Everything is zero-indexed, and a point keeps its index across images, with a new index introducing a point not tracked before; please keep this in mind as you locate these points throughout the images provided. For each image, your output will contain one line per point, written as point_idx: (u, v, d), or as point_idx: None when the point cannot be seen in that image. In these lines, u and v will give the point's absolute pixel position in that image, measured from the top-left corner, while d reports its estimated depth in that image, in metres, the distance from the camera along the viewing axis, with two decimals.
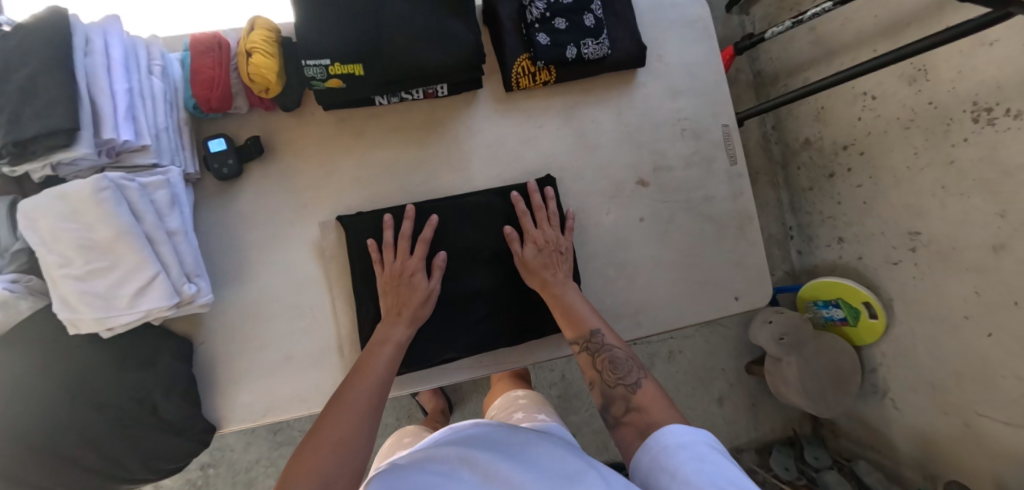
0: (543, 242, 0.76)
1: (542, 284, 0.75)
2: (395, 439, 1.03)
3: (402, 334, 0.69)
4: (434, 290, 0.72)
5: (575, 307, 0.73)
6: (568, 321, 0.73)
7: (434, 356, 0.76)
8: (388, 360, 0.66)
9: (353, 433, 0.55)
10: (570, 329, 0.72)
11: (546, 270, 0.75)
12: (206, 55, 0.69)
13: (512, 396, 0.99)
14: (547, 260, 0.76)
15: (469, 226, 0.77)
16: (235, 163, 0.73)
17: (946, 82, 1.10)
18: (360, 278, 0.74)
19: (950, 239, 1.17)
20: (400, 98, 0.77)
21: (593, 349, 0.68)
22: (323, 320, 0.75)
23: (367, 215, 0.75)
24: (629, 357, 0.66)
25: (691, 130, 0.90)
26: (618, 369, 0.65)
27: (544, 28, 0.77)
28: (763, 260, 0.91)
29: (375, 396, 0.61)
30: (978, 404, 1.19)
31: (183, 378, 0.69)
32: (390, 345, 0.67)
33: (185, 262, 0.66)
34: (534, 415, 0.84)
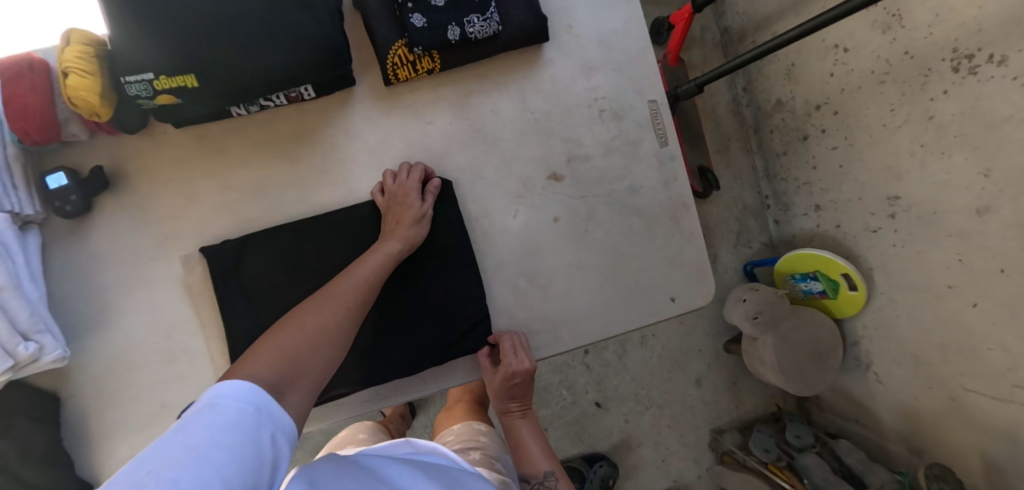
0: (508, 379, 0.72)
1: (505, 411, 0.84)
2: (348, 432, 0.92)
3: (396, 245, 0.65)
4: (428, 213, 0.67)
5: (528, 446, 0.83)
6: (522, 456, 0.81)
7: (324, 394, 0.68)
8: (379, 266, 0.62)
9: (324, 333, 0.53)
10: (523, 463, 0.81)
11: (511, 401, 0.84)
12: (16, 80, 0.60)
13: (472, 426, 0.88)
14: (515, 391, 0.81)
15: (351, 245, 0.69)
16: (80, 199, 0.65)
17: (922, 26, 0.96)
18: (232, 316, 0.66)
19: (930, 203, 1.05)
20: (260, 106, 0.67)
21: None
22: (200, 363, 0.68)
23: (234, 247, 0.67)
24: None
25: (611, 111, 0.79)
26: None
27: (418, 7, 0.67)
28: (702, 252, 0.82)
29: (359, 297, 0.58)
30: (964, 378, 1.08)
31: (45, 440, 0.63)
32: (380, 254, 0.63)
33: (18, 321, 0.59)
34: (493, 463, 0.73)
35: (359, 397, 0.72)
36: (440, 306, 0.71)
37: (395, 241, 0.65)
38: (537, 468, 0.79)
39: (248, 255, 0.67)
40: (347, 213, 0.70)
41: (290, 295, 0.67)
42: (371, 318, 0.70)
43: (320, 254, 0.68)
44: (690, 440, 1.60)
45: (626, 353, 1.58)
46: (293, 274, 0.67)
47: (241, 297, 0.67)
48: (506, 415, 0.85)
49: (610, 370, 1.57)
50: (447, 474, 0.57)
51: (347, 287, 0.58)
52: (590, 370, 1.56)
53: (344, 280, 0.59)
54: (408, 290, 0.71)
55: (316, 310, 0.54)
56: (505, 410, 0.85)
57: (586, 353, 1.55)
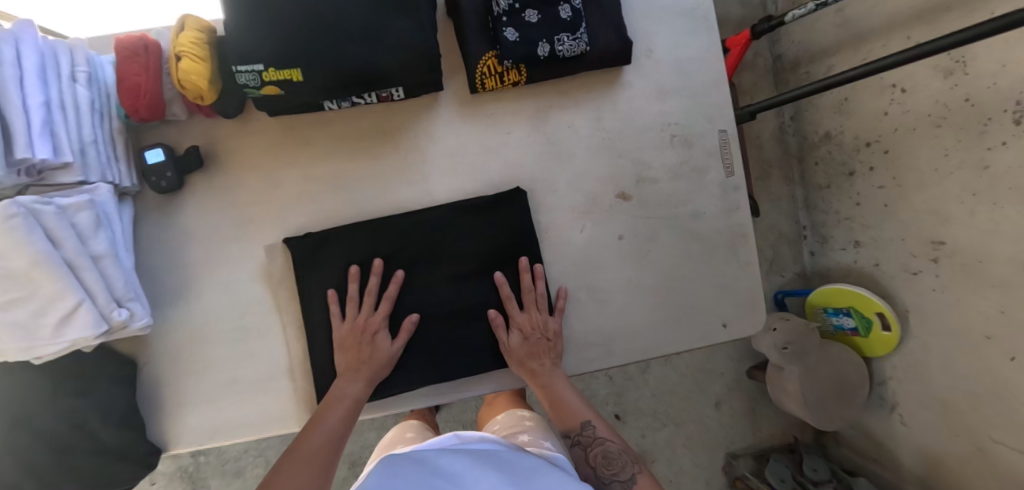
0: (530, 329, 0.72)
1: (528, 373, 0.72)
2: (395, 432, 0.93)
3: (360, 389, 0.67)
4: (396, 354, 0.69)
5: (563, 401, 0.72)
6: (556, 413, 0.73)
7: (392, 387, 0.71)
8: (344, 412, 0.66)
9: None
10: (560, 420, 0.73)
11: (530, 359, 0.71)
12: (133, 60, 0.63)
13: (517, 414, 0.89)
14: (532, 348, 0.72)
15: (425, 246, 0.72)
16: (174, 176, 0.68)
17: (986, 75, 0.95)
18: (309, 301, 0.70)
19: (976, 251, 1.04)
20: (352, 102, 0.70)
21: (584, 445, 0.70)
22: (274, 342, 0.72)
23: (313, 237, 0.70)
24: (621, 452, 0.68)
25: (682, 137, 0.81)
26: (613, 465, 0.67)
27: (512, 22, 0.69)
28: (757, 283, 0.83)
29: (326, 451, 0.63)
30: (993, 429, 1.08)
31: (123, 403, 0.67)
32: (345, 401, 0.66)
33: (114, 288, 0.62)
34: (540, 442, 0.73)
35: (421, 391, 0.75)
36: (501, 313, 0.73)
37: (361, 386, 0.67)
38: (575, 420, 0.72)
39: (328, 245, 0.70)
40: (425, 213, 0.72)
41: (366, 287, 0.71)
42: (441, 320, 0.72)
43: (396, 252, 0.71)
44: (704, 461, 1.60)
45: (649, 369, 1.59)
46: (369, 267, 0.71)
47: (319, 285, 0.70)
48: (529, 378, 0.72)
49: (631, 383, 1.58)
50: (499, 456, 0.61)
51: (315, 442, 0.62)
52: (612, 381, 1.57)
53: (309, 438, 0.63)
54: (475, 292, 0.73)
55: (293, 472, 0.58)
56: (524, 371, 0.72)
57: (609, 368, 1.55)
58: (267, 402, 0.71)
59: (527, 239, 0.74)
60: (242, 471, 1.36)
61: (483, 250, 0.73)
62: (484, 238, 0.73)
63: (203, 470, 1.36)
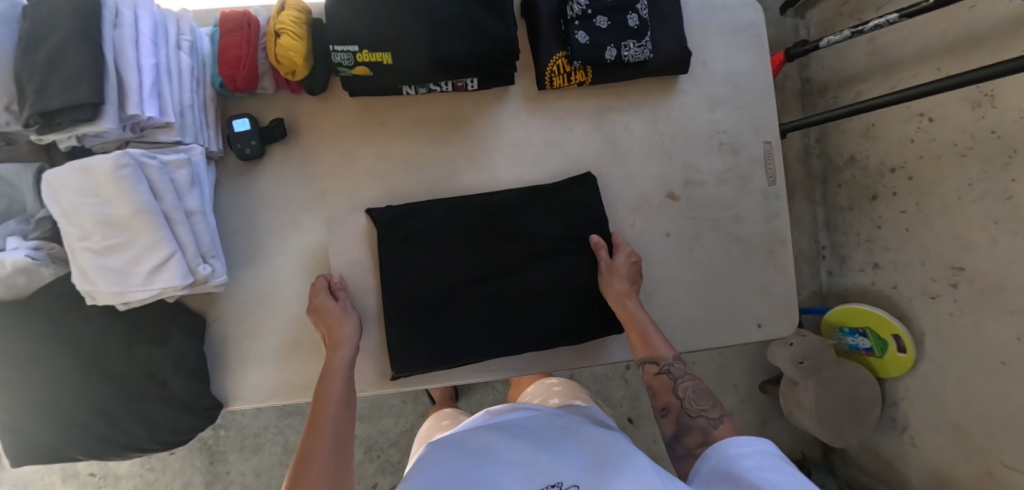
0: (631, 260, 0.76)
1: (618, 298, 0.74)
2: (433, 421, 0.96)
3: (344, 357, 0.68)
4: (346, 306, 0.72)
5: (649, 334, 0.72)
6: (640, 343, 0.71)
7: (464, 356, 0.73)
8: (342, 384, 0.66)
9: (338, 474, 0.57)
10: (643, 350, 0.70)
11: (627, 285, 0.74)
12: (235, 33, 0.68)
13: (544, 383, 0.93)
14: (632, 277, 0.75)
15: (504, 224, 0.76)
16: (258, 144, 0.73)
17: (1015, 109, 0.96)
18: (391, 263, 0.73)
19: (996, 277, 1.04)
20: (429, 89, 0.75)
21: (671, 376, 0.66)
22: (359, 306, 0.76)
23: (398, 209, 0.74)
24: (708, 392, 0.64)
25: (730, 145, 0.85)
26: (700, 400, 0.62)
27: (584, 26, 0.74)
28: (792, 287, 0.87)
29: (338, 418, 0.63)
30: (1004, 454, 1.06)
31: (193, 355, 0.71)
32: (337, 372, 0.67)
33: (201, 244, 0.66)
34: (571, 401, 0.80)
35: (469, 366, 0.78)
36: (566, 294, 0.77)
37: (344, 354, 0.68)
38: (659, 352, 0.69)
39: (410, 217, 0.74)
40: (501, 195, 0.77)
41: (439, 259, 0.74)
42: (513, 296, 0.75)
43: (478, 226, 0.76)
44: None
45: None
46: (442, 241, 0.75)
47: (394, 253, 0.74)
48: (621, 301, 0.74)
49: None
50: (531, 425, 0.64)
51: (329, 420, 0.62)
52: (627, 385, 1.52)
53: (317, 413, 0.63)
54: (550, 270, 0.77)
55: (320, 459, 0.57)
56: (618, 296, 0.74)
57: (627, 367, 1.49)
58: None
59: (600, 226, 0.79)
60: (259, 448, 1.33)
61: (554, 234, 0.77)
62: (556, 223, 0.78)
63: (221, 444, 1.33)
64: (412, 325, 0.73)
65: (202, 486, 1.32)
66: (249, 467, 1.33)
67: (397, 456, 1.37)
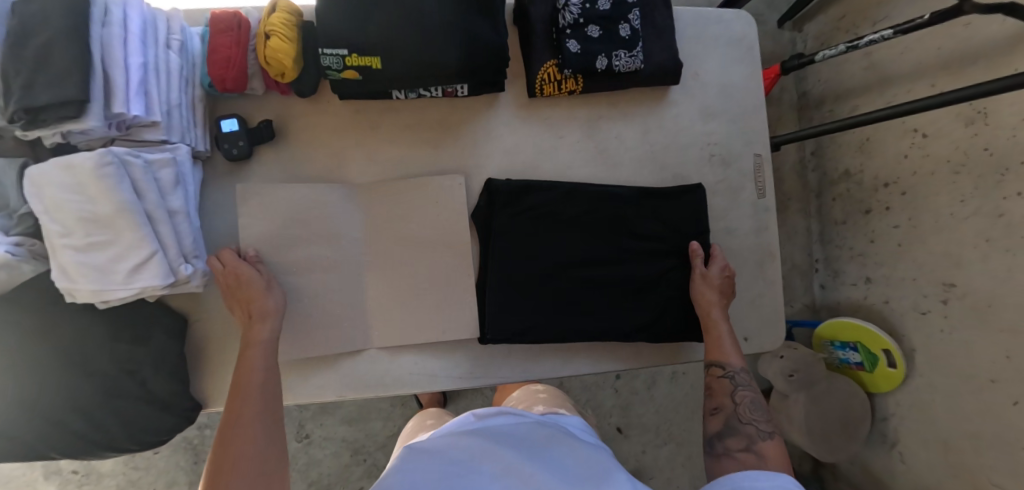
0: (722, 272, 0.79)
1: (705, 304, 0.78)
2: (417, 421, 0.95)
3: (265, 332, 0.68)
4: (269, 276, 0.71)
5: (722, 339, 0.76)
6: (711, 344, 0.77)
7: (546, 336, 0.76)
8: (265, 358, 0.67)
9: (264, 453, 0.61)
10: (713, 351, 0.76)
11: (718, 295, 0.78)
12: (225, 34, 0.68)
13: (530, 389, 0.92)
14: (725, 288, 0.78)
15: (602, 213, 0.80)
16: (246, 145, 0.72)
17: (1007, 127, 0.96)
18: (502, 236, 0.77)
19: (988, 294, 1.03)
20: (418, 94, 0.75)
21: (733, 382, 0.73)
22: (452, 293, 0.78)
23: (514, 185, 0.77)
24: (763, 405, 0.72)
25: (721, 157, 0.85)
26: (753, 411, 0.71)
27: (576, 35, 0.74)
28: (780, 301, 0.86)
29: (264, 403, 0.64)
30: (993, 472, 1.04)
31: (174, 355, 0.70)
32: (259, 347, 0.67)
33: (183, 244, 0.66)
34: (555, 409, 0.80)
35: (450, 374, 0.78)
36: (653, 287, 0.80)
37: (269, 328, 0.69)
38: (727, 360, 0.75)
39: (523, 195, 0.78)
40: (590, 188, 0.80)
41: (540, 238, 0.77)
42: (602, 283, 0.79)
43: (582, 215, 0.79)
44: None
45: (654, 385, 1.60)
46: (546, 221, 0.78)
47: (506, 226, 0.77)
48: (705, 307, 0.77)
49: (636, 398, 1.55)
50: (514, 429, 0.63)
51: (257, 396, 0.64)
52: (618, 394, 1.48)
53: (238, 398, 0.63)
54: (642, 261, 0.80)
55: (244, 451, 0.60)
56: (706, 303, 0.77)
57: (617, 376, 1.47)
58: (426, 339, 0.77)
59: (701, 234, 0.81)
60: None
61: (651, 229, 0.80)
62: (655, 221, 0.81)
63: (207, 444, 1.32)
64: (511, 298, 0.76)
65: (186, 485, 1.31)
66: None
67: (383, 460, 1.36)
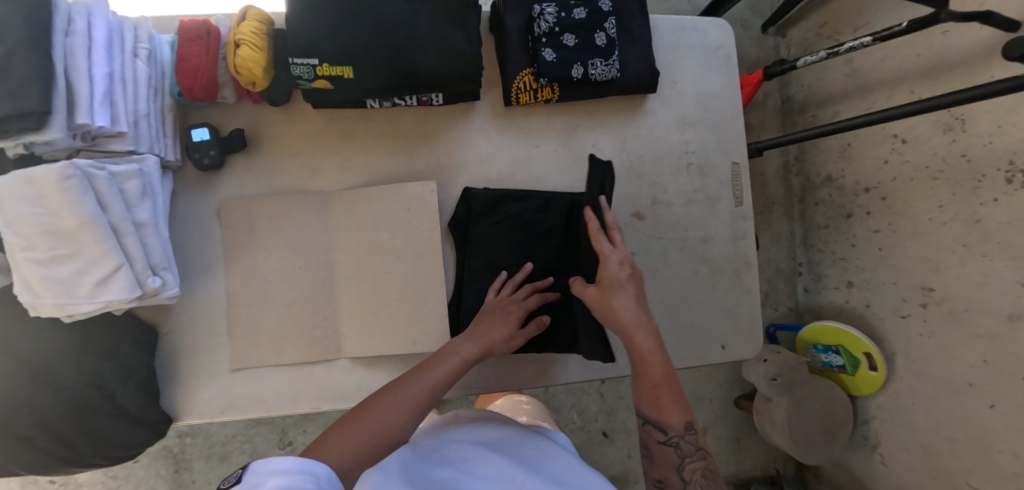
0: (620, 268, 0.68)
1: (627, 329, 0.67)
2: None
3: (473, 354, 0.66)
4: (514, 340, 0.70)
5: (664, 390, 0.65)
6: (651, 400, 0.66)
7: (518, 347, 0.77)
8: (452, 370, 0.63)
9: (395, 429, 0.53)
10: (653, 411, 0.66)
11: (632, 311, 0.67)
12: (194, 42, 0.67)
13: (513, 400, 0.93)
14: (627, 295, 0.68)
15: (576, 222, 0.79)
16: (217, 155, 0.72)
17: (983, 134, 0.96)
18: (478, 245, 0.77)
19: (964, 299, 1.03)
20: (393, 103, 0.74)
21: (679, 451, 0.64)
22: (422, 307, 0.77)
23: (490, 192, 0.77)
24: (713, 478, 0.63)
25: (697, 166, 0.86)
26: (704, 486, 0.63)
27: (551, 44, 0.74)
28: (756, 309, 0.87)
29: (424, 396, 0.58)
30: (970, 475, 1.05)
31: (143, 368, 0.70)
32: (456, 357, 0.64)
33: (152, 256, 0.65)
34: (538, 421, 0.80)
35: None
36: None
37: (469, 347, 0.66)
38: (671, 418, 0.65)
39: (498, 206, 0.77)
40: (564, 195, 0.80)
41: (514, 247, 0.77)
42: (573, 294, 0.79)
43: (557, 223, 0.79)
44: None
45: None
46: (522, 231, 0.78)
47: (483, 235, 0.77)
48: (632, 333, 0.66)
49: (622, 402, 1.49)
50: (502, 436, 0.60)
51: (422, 386, 0.59)
52: (603, 399, 1.48)
53: (409, 380, 0.59)
54: None
55: (379, 419, 0.53)
56: (631, 328, 0.66)
57: (603, 381, 1.47)
58: (398, 351, 0.76)
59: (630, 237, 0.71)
60: (227, 456, 1.31)
61: None
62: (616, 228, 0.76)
63: (187, 452, 1.30)
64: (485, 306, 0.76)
65: None
66: (216, 476, 1.30)
67: None
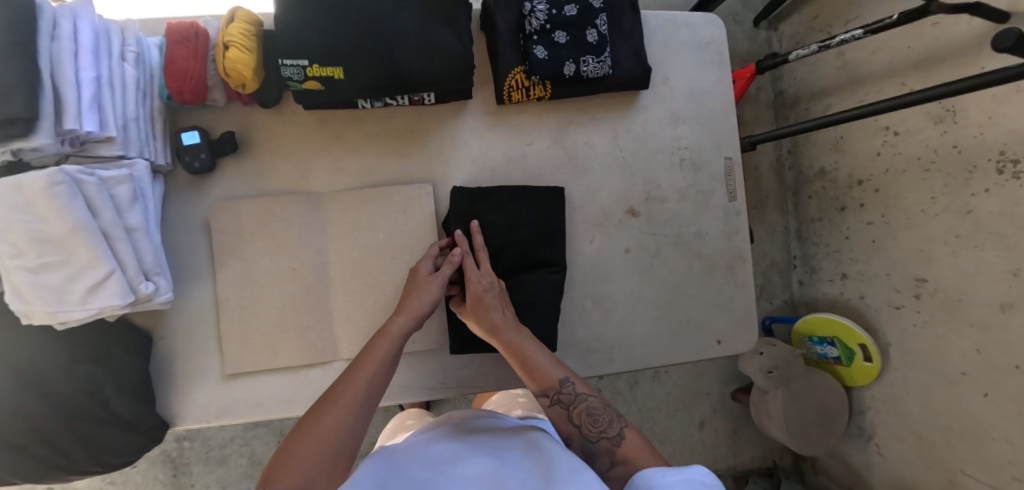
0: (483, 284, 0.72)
1: (491, 329, 0.70)
2: (397, 421, 0.89)
3: (400, 324, 0.67)
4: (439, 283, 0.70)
5: (533, 360, 0.68)
6: (529, 375, 0.67)
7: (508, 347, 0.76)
8: (391, 350, 0.64)
9: (346, 433, 0.54)
10: (534, 382, 0.67)
11: (494, 311, 0.70)
12: (182, 45, 0.66)
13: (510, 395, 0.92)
14: (490, 301, 0.71)
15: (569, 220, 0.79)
16: (207, 158, 0.71)
17: (974, 125, 0.97)
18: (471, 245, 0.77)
19: (957, 289, 1.04)
20: (385, 103, 0.74)
21: (565, 403, 0.64)
22: None
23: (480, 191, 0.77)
24: (604, 406, 0.63)
25: (690, 161, 0.86)
26: (598, 422, 0.61)
27: (543, 41, 0.73)
28: (751, 303, 0.87)
29: (370, 387, 0.59)
30: (964, 463, 1.06)
31: (138, 374, 0.69)
32: (388, 340, 0.65)
33: (144, 261, 0.65)
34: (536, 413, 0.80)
35: (421, 385, 0.78)
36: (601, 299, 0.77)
37: (404, 323, 0.67)
38: (551, 379, 0.66)
39: (490, 205, 0.76)
40: (558, 193, 0.79)
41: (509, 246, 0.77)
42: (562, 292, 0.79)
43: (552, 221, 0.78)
44: None
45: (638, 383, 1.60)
46: (516, 230, 0.77)
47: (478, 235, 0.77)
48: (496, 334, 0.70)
49: (619, 398, 1.50)
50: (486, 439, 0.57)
51: (364, 379, 0.60)
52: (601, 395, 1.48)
53: (349, 378, 0.59)
54: None
55: (329, 427, 0.53)
56: (493, 327, 0.70)
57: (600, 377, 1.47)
58: None
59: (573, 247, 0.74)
60: (225, 459, 1.30)
61: None
62: None
63: (186, 456, 1.30)
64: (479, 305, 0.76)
65: None
66: (214, 479, 1.29)
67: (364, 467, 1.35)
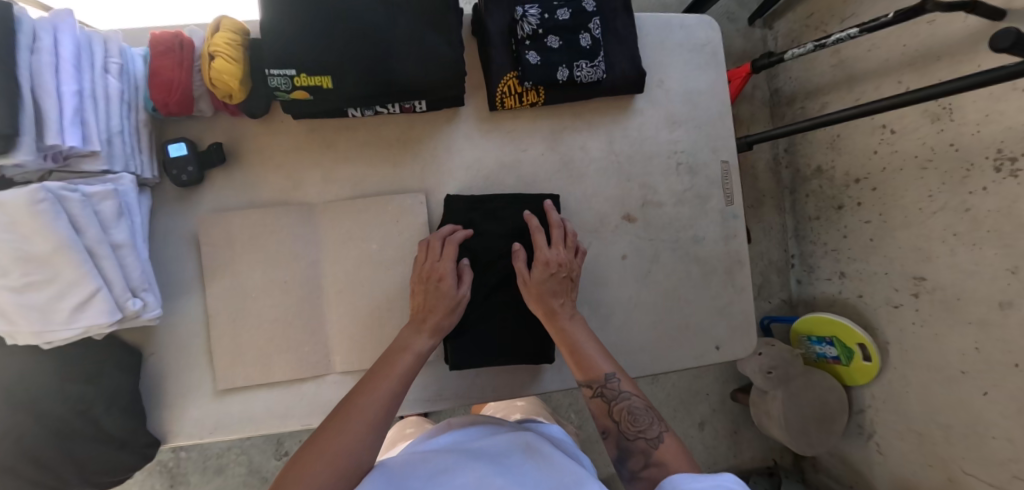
0: (554, 264, 0.71)
1: (549, 313, 0.70)
2: (395, 430, 0.89)
3: (424, 344, 0.66)
4: (463, 298, 0.69)
5: (583, 349, 0.68)
6: (577, 362, 0.68)
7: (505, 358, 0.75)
8: (409, 367, 0.63)
9: (360, 451, 0.53)
10: (579, 371, 0.67)
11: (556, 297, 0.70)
12: (166, 55, 0.65)
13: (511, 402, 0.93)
14: (554, 287, 0.71)
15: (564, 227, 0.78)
16: (195, 170, 0.70)
17: (971, 123, 0.96)
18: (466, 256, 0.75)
19: (956, 288, 1.03)
20: (375, 111, 0.73)
21: (607, 397, 0.65)
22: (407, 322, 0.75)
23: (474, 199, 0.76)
24: (647, 408, 0.63)
25: (686, 165, 0.85)
26: (638, 421, 0.62)
27: (535, 46, 0.72)
28: (750, 307, 0.86)
29: (386, 405, 0.58)
30: (964, 461, 1.06)
31: (128, 391, 0.68)
32: (409, 355, 0.64)
33: (131, 277, 0.63)
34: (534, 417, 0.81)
35: (416, 396, 0.77)
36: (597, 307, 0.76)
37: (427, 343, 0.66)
38: (597, 371, 0.66)
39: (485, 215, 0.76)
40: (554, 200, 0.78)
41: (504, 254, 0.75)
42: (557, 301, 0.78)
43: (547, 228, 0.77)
44: None
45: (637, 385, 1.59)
46: (510, 238, 0.76)
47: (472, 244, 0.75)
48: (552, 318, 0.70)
49: None
50: (488, 445, 0.57)
51: (381, 395, 0.59)
52: None
53: (366, 393, 0.59)
54: None
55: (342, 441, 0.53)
56: (551, 311, 0.70)
57: None
58: None
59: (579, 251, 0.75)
60: (222, 469, 1.29)
61: None
62: None
63: (183, 466, 1.28)
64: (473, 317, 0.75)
65: None
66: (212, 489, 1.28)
67: None
